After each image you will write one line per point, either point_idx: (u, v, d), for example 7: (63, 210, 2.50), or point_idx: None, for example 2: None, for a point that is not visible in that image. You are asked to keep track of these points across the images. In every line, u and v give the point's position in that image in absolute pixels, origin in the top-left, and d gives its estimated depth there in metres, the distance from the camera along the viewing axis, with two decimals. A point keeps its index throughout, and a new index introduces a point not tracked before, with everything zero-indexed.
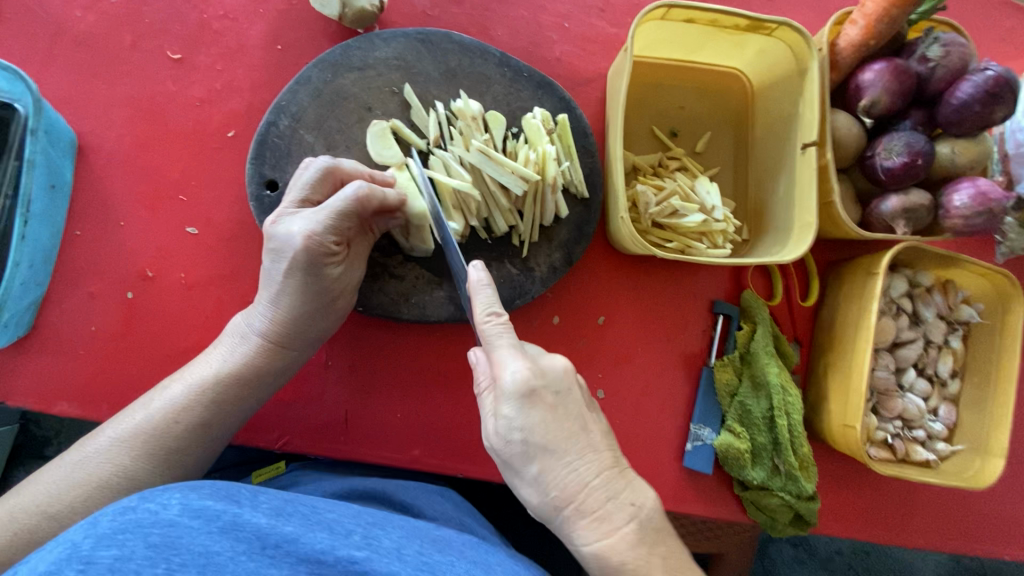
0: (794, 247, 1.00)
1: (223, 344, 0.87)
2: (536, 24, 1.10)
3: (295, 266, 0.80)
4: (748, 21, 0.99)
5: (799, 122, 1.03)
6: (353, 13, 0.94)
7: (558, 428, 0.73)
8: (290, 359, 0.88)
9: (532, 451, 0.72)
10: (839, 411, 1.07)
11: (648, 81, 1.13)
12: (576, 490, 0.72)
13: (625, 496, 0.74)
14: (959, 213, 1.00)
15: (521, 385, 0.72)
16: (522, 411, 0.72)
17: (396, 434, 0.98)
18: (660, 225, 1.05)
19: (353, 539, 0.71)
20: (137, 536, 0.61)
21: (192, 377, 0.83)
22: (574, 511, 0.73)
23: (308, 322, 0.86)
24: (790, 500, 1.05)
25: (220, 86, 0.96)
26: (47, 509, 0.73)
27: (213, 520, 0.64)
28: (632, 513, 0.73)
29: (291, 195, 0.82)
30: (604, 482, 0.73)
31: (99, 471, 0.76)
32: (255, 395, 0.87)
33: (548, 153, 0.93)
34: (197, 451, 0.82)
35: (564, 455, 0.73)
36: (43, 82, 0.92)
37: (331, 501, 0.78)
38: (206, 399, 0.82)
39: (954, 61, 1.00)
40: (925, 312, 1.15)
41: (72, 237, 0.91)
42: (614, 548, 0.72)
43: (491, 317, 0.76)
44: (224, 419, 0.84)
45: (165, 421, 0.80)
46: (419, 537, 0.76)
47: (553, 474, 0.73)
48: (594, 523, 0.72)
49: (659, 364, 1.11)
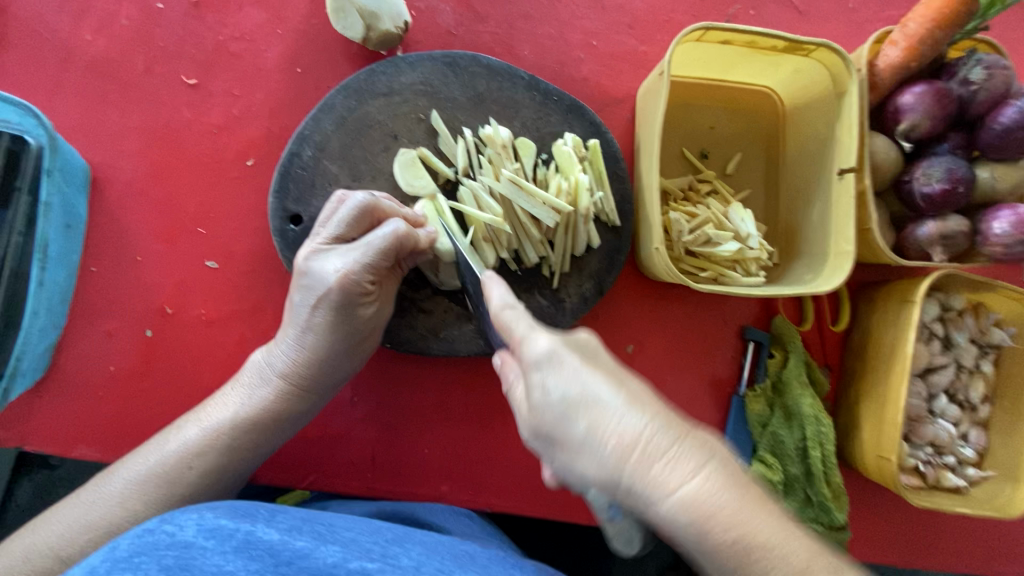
0: (829, 276, 0.97)
1: (244, 383, 0.83)
2: (563, 42, 1.06)
3: (325, 305, 0.77)
4: (786, 42, 0.96)
5: (835, 147, 1.00)
6: (377, 36, 0.90)
7: (596, 379, 0.57)
8: (309, 403, 0.84)
9: (572, 411, 0.56)
10: (872, 440, 1.05)
11: (679, 100, 1.10)
12: (633, 440, 0.54)
13: (695, 439, 0.56)
14: (998, 240, 0.97)
15: (547, 348, 0.59)
16: (552, 372, 0.58)
17: (424, 470, 0.96)
18: (693, 253, 1.02)
19: (372, 556, 0.68)
20: (150, 559, 0.60)
21: (209, 418, 0.80)
22: (638, 465, 0.54)
23: (329, 365, 0.82)
24: (822, 531, 1.03)
25: (239, 112, 0.92)
26: (59, 553, 0.71)
27: (226, 540, 0.64)
28: (710, 451, 0.56)
29: (326, 230, 0.78)
30: (664, 425, 0.55)
31: (108, 515, 0.73)
32: (272, 440, 0.83)
33: (581, 183, 0.90)
34: (209, 497, 0.79)
35: (611, 402, 0.56)
36: (54, 109, 0.88)
37: (349, 521, 0.77)
38: (226, 441, 0.79)
39: (997, 84, 0.96)
40: (957, 337, 1.13)
41: (88, 273, 0.87)
42: (703, 494, 0.53)
43: (506, 304, 0.66)
44: (239, 464, 0.80)
45: (178, 464, 0.77)
46: (439, 552, 0.71)
47: (603, 427, 0.55)
48: (668, 470, 0.54)
49: (689, 392, 1.09)
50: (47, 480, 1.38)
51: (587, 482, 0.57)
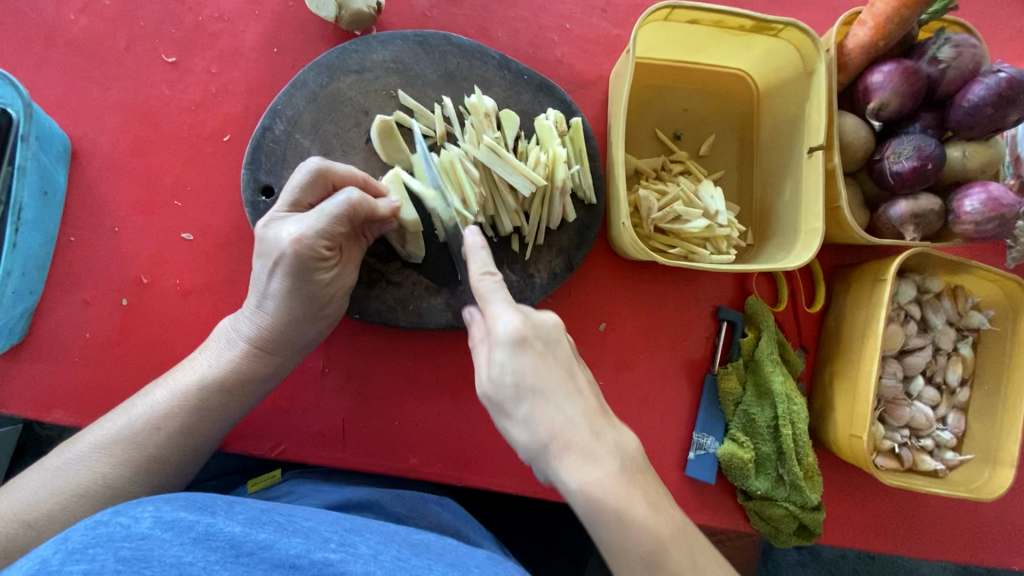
0: (798, 253, 0.98)
1: (212, 349, 0.85)
2: (537, 25, 1.08)
3: (282, 272, 0.78)
4: (754, 21, 0.97)
5: (805, 127, 1.01)
6: (350, 15, 0.93)
7: (549, 372, 0.69)
8: (276, 365, 0.86)
9: (521, 393, 0.68)
10: (845, 420, 1.05)
11: (652, 83, 1.11)
12: (564, 433, 0.66)
13: (615, 444, 0.67)
14: (970, 218, 0.97)
15: (513, 329, 0.70)
16: (514, 355, 0.69)
17: (393, 443, 0.97)
18: (663, 230, 1.03)
19: (330, 545, 0.70)
20: (106, 550, 0.59)
21: (176, 383, 0.81)
22: (560, 456, 0.65)
23: (294, 329, 0.84)
24: (793, 510, 1.03)
25: (216, 90, 0.94)
26: (24, 517, 0.70)
27: (185, 532, 0.64)
28: (622, 454, 0.66)
29: (282, 198, 0.80)
30: (594, 427, 0.67)
31: (76, 477, 0.74)
32: (240, 403, 0.84)
33: (559, 155, 0.92)
34: (179, 459, 0.80)
35: (553, 396, 0.67)
36: (38, 86, 0.91)
37: (308, 510, 0.79)
38: (194, 403, 0.80)
39: (965, 62, 0.97)
40: (934, 318, 1.13)
41: (66, 243, 0.90)
42: (604, 487, 0.63)
43: (485, 274, 0.77)
44: (208, 427, 0.82)
45: (146, 427, 0.78)
46: (396, 542, 0.74)
47: (542, 416, 0.66)
48: (581, 469, 0.64)
49: (662, 371, 1.09)
50: None
51: (520, 449, 0.69)
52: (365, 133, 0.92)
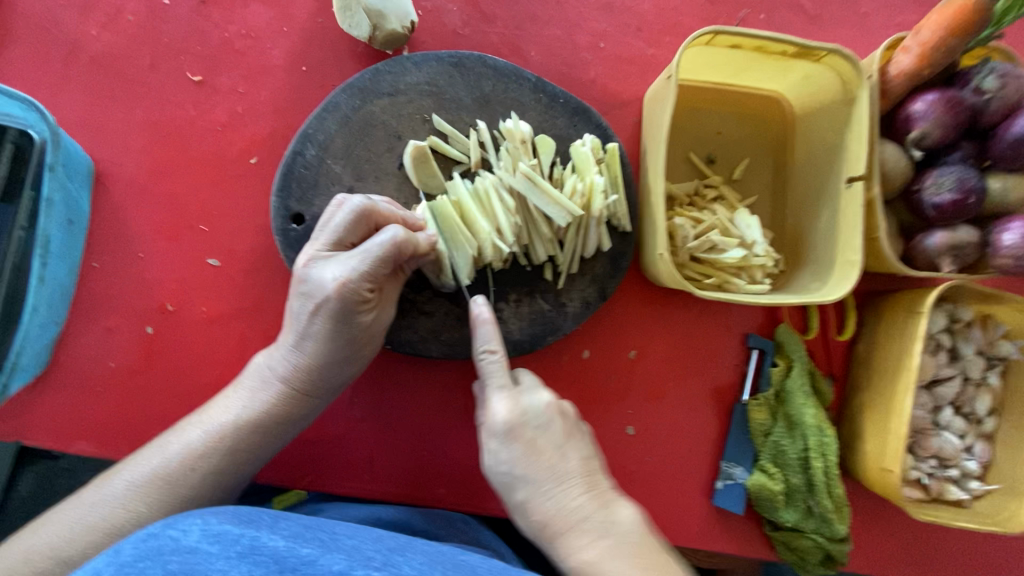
0: (836, 286, 0.96)
1: (246, 386, 0.82)
2: (571, 44, 1.05)
3: (323, 313, 0.76)
4: (797, 48, 0.94)
5: (844, 156, 0.99)
6: (384, 36, 0.89)
7: (535, 460, 0.77)
8: (311, 404, 0.84)
9: (514, 481, 0.77)
10: (875, 453, 1.04)
11: (686, 105, 1.09)
12: (555, 518, 0.75)
13: (602, 514, 0.75)
14: (1008, 252, 0.96)
15: (499, 420, 0.77)
16: (503, 445, 0.78)
17: (421, 472, 0.96)
18: (698, 259, 1.01)
19: (373, 565, 0.67)
20: (156, 564, 0.61)
21: (211, 421, 0.80)
22: (559, 539, 0.75)
23: (331, 369, 0.82)
24: (821, 542, 1.02)
25: (243, 110, 0.91)
26: (62, 554, 0.71)
27: (231, 546, 0.64)
28: (612, 530, 0.74)
29: (324, 236, 0.77)
30: (581, 504, 0.75)
31: (112, 516, 0.73)
32: (273, 442, 0.83)
33: (597, 185, 0.89)
34: (213, 497, 0.79)
35: (543, 484, 0.76)
36: (59, 104, 0.88)
37: (352, 528, 0.75)
38: (229, 443, 0.79)
39: (1011, 93, 0.95)
40: (964, 348, 1.12)
41: (90, 269, 0.87)
42: (596, 566, 0.71)
43: (489, 353, 0.79)
44: (241, 467, 0.80)
45: (181, 467, 0.77)
46: (440, 563, 0.71)
47: (533, 505, 0.76)
48: (573, 540, 0.73)
49: (691, 399, 1.08)
50: (50, 472, 1.38)
51: (527, 531, 0.78)
52: (398, 159, 0.89)
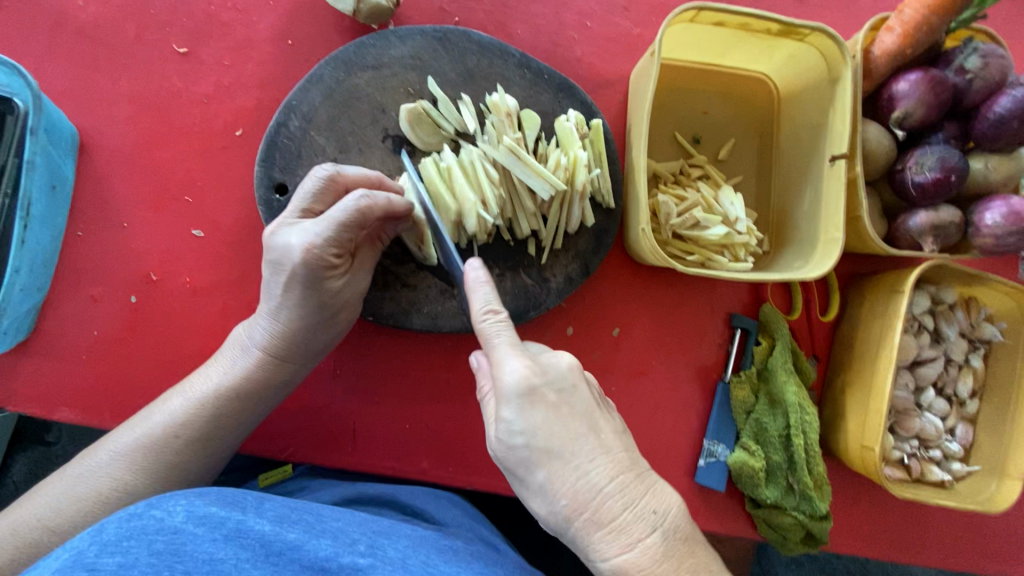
0: (818, 263, 0.97)
1: (225, 355, 0.83)
2: (558, 22, 1.06)
3: (292, 280, 0.77)
4: (781, 26, 0.95)
5: (827, 135, 0.99)
6: (368, 9, 0.90)
7: (564, 431, 0.71)
8: (293, 372, 0.84)
9: (535, 458, 0.70)
10: (856, 431, 1.05)
11: (672, 85, 1.09)
12: (588, 499, 0.69)
13: (643, 501, 0.70)
14: (990, 231, 0.96)
15: (521, 381, 0.70)
16: (524, 412, 0.70)
17: (404, 446, 0.96)
18: (681, 236, 1.02)
19: (358, 548, 0.72)
20: (141, 544, 0.63)
21: (191, 391, 0.80)
22: (588, 523, 0.70)
23: (309, 337, 0.82)
24: (802, 519, 1.03)
25: (228, 82, 0.92)
26: (50, 523, 0.72)
27: (217, 528, 0.67)
28: (657, 522, 0.70)
29: (294, 204, 0.78)
30: (619, 488, 0.70)
31: (99, 485, 0.74)
32: (256, 410, 0.84)
33: (580, 159, 0.90)
34: (199, 464, 0.80)
35: (573, 461, 0.70)
36: (44, 74, 0.88)
37: (338, 508, 0.78)
38: (211, 411, 0.79)
39: (993, 73, 0.96)
40: (947, 330, 1.12)
41: (74, 238, 0.88)
42: (638, 560, 0.68)
43: (489, 315, 0.75)
44: (225, 435, 0.81)
45: (164, 435, 0.77)
46: (424, 547, 0.76)
47: (561, 482, 0.69)
48: (609, 535, 0.69)
49: (675, 377, 1.08)
50: (44, 458, 1.39)
51: (542, 517, 0.73)
52: (381, 131, 0.90)
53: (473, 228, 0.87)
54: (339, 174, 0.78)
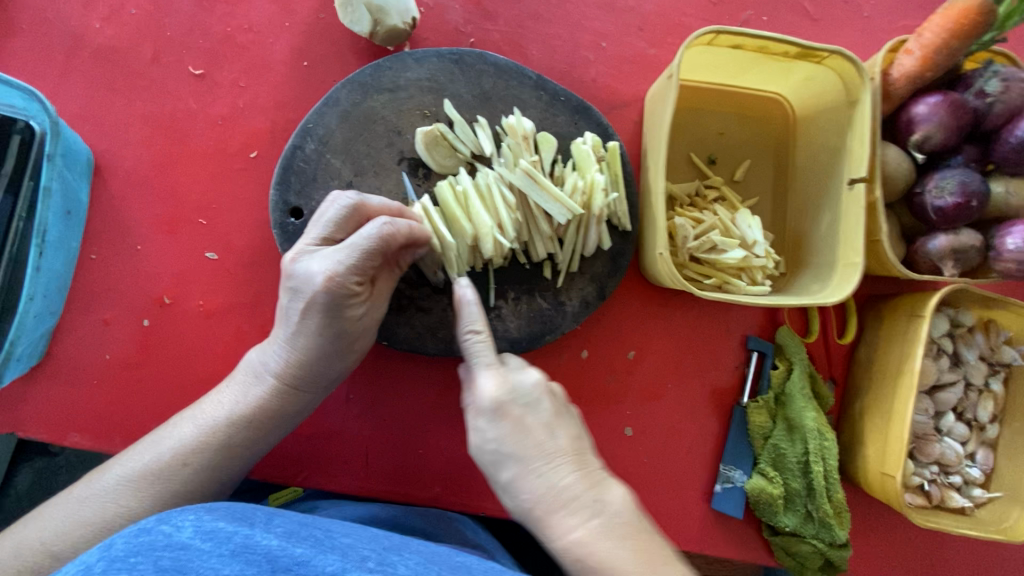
0: (838, 288, 0.95)
1: (239, 381, 0.82)
2: (573, 43, 1.05)
3: (312, 308, 0.75)
4: (798, 49, 0.94)
5: (846, 157, 0.98)
6: (385, 31, 0.90)
7: (525, 436, 0.75)
8: (306, 401, 0.83)
9: (504, 458, 0.75)
10: (876, 457, 1.03)
11: (687, 106, 1.08)
12: (544, 491, 0.73)
13: (591, 492, 0.73)
14: (1012, 256, 0.95)
15: (488, 394, 0.76)
16: (493, 423, 0.76)
17: (418, 471, 0.95)
18: (698, 259, 1.01)
19: (367, 565, 0.67)
20: (147, 559, 0.60)
21: (203, 417, 0.79)
22: (546, 509, 0.73)
23: (324, 365, 0.81)
24: (821, 548, 1.01)
25: (244, 104, 0.91)
26: (50, 548, 0.70)
27: (223, 543, 0.64)
28: (602, 509, 0.72)
29: (315, 231, 0.77)
30: (570, 482, 0.73)
31: (104, 511, 0.73)
32: (267, 438, 0.82)
33: (597, 182, 0.90)
34: (207, 492, 0.79)
35: (533, 457, 0.74)
36: (60, 96, 0.88)
37: (348, 526, 0.77)
38: (222, 439, 0.78)
39: (1015, 96, 0.94)
40: (966, 354, 1.11)
41: (87, 261, 0.87)
42: (584, 541, 0.70)
43: (472, 333, 0.78)
44: (235, 464, 0.80)
45: (173, 462, 0.76)
46: (436, 564, 0.70)
47: (523, 480, 0.74)
48: (562, 517, 0.72)
49: (690, 401, 1.07)
50: (46, 469, 1.37)
51: (513, 510, 0.77)
52: (397, 154, 0.89)
53: (490, 252, 0.85)
54: (363, 202, 0.77)
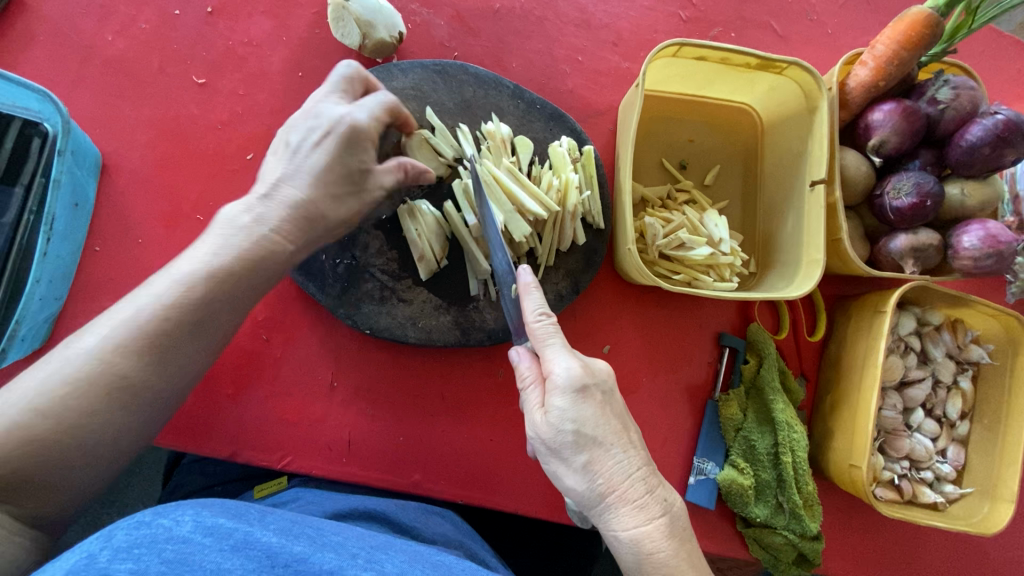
0: (801, 283, 1.00)
1: (218, 235, 0.77)
2: (550, 57, 1.13)
3: (331, 138, 0.80)
4: (759, 60, 1.01)
5: (808, 160, 1.04)
6: (372, 44, 0.98)
7: (607, 424, 0.75)
8: (296, 243, 0.80)
9: (581, 442, 0.74)
10: (844, 450, 1.06)
11: (659, 114, 1.15)
12: (620, 481, 0.74)
13: (659, 490, 0.77)
14: (968, 254, 0.99)
15: (575, 378, 0.74)
16: (576, 404, 0.74)
17: (398, 458, 0.99)
18: (668, 256, 1.06)
19: (358, 562, 0.72)
20: (151, 552, 0.62)
21: (180, 271, 0.73)
22: (617, 499, 0.74)
23: (316, 211, 0.81)
24: (792, 539, 1.03)
25: (242, 110, 0.99)
26: (38, 408, 0.66)
27: (224, 539, 0.67)
28: (667, 507, 0.76)
29: (326, 92, 0.84)
30: (645, 476, 0.76)
31: (88, 369, 0.68)
32: (254, 280, 0.78)
33: (571, 181, 0.96)
34: (189, 351, 0.75)
35: (611, 447, 0.75)
36: (74, 102, 0.96)
37: (336, 524, 0.82)
38: (205, 291, 0.74)
39: (964, 103, 1.00)
40: (934, 351, 1.14)
41: (92, 253, 0.93)
42: (651, 535, 0.74)
43: (542, 318, 0.79)
44: (219, 319, 0.76)
45: (154, 318, 0.71)
46: (419, 561, 0.77)
47: (600, 466, 0.74)
48: (632, 510, 0.74)
49: (664, 395, 1.10)
50: None
51: (571, 492, 0.77)
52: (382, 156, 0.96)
53: (524, 233, 0.93)
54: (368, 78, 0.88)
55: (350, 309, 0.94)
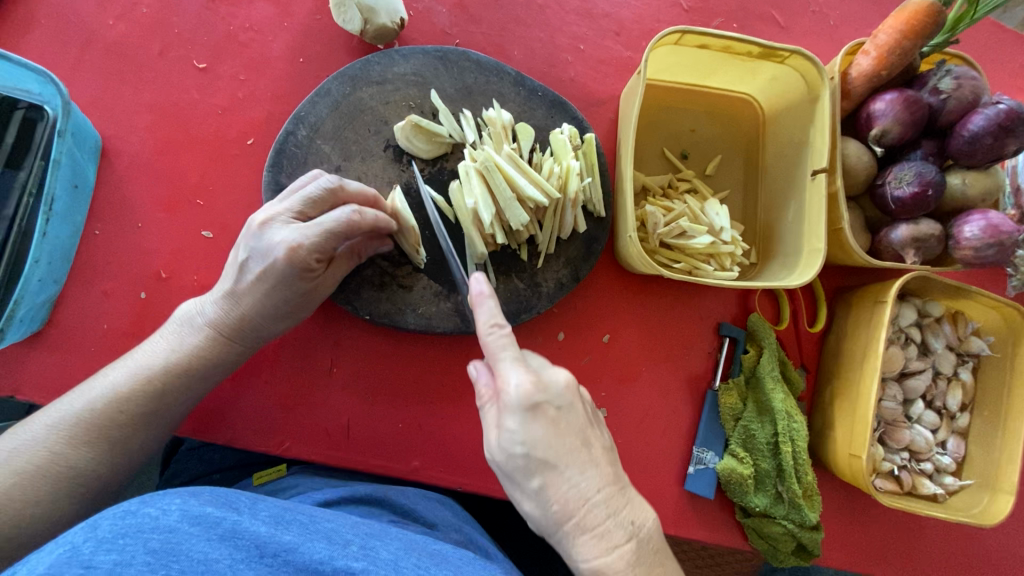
0: (802, 272, 0.99)
1: (173, 331, 0.87)
2: (552, 45, 1.12)
3: (268, 274, 0.83)
4: (761, 48, 1.01)
5: (809, 149, 1.03)
6: (374, 29, 0.97)
7: (561, 442, 0.73)
8: (238, 352, 0.88)
9: (533, 465, 0.72)
10: (844, 440, 1.06)
11: (661, 104, 1.15)
12: (576, 506, 0.72)
13: (625, 513, 0.73)
14: (969, 243, 0.99)
15: (525, 396, 0.72)
16: (526, 425, 0.72)
17: (397, 445, 0.98)
18: (669, 245, 1.06)
19: (351, 549, 0.74)
20: (137, 542, 0.63)
21: (134, 365, 0.83)
22: (575, 526, 0.72)
23: (266, 323, 0.88)
24: (792, 529, 1.03)
25: (242, 95, 0.98)
26: None
27: (213, 528, 0.68)
28: (633, 532, 0.73)
29: (288, 204, 0.83)
30: (604, 498, 0.73)
31: (38, 458, 0.75)
32: (202, 384, 0.87)
33: (572, 168, 0.95)
34: (142, 439, 0.83)
35: (566, 470, 0.72)
36: (74, 86, 0.95)
37: (329, 512, 0.82)
38: (156, 386, 0.82)
39: (966, 94, 1.00)
40: (934, 343, 1.14)
41: (91, 237, 0.93)
42: (614, 565, 0.71)
43: (495, 329, 0.76)
44: (170, 408, 0.84)
45: (107, 409, 0.80)
46: (416, 550, 0.79)
47: (553, 490, 0.72)
48: (593, 538, 0.72)
49: (664, 385, 1.10)
50: None
51: (530, 516, 0.75)
52: (383, 141, 0.96)
53: (523, 221, 0.93)
54: (333, 185, 0.84)
55: (350, 295, 0.94)
